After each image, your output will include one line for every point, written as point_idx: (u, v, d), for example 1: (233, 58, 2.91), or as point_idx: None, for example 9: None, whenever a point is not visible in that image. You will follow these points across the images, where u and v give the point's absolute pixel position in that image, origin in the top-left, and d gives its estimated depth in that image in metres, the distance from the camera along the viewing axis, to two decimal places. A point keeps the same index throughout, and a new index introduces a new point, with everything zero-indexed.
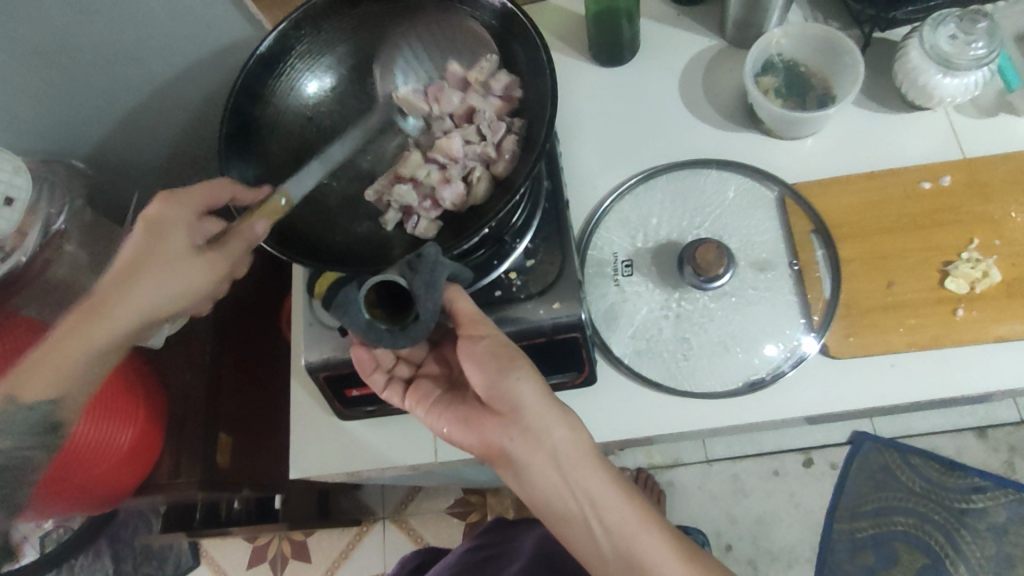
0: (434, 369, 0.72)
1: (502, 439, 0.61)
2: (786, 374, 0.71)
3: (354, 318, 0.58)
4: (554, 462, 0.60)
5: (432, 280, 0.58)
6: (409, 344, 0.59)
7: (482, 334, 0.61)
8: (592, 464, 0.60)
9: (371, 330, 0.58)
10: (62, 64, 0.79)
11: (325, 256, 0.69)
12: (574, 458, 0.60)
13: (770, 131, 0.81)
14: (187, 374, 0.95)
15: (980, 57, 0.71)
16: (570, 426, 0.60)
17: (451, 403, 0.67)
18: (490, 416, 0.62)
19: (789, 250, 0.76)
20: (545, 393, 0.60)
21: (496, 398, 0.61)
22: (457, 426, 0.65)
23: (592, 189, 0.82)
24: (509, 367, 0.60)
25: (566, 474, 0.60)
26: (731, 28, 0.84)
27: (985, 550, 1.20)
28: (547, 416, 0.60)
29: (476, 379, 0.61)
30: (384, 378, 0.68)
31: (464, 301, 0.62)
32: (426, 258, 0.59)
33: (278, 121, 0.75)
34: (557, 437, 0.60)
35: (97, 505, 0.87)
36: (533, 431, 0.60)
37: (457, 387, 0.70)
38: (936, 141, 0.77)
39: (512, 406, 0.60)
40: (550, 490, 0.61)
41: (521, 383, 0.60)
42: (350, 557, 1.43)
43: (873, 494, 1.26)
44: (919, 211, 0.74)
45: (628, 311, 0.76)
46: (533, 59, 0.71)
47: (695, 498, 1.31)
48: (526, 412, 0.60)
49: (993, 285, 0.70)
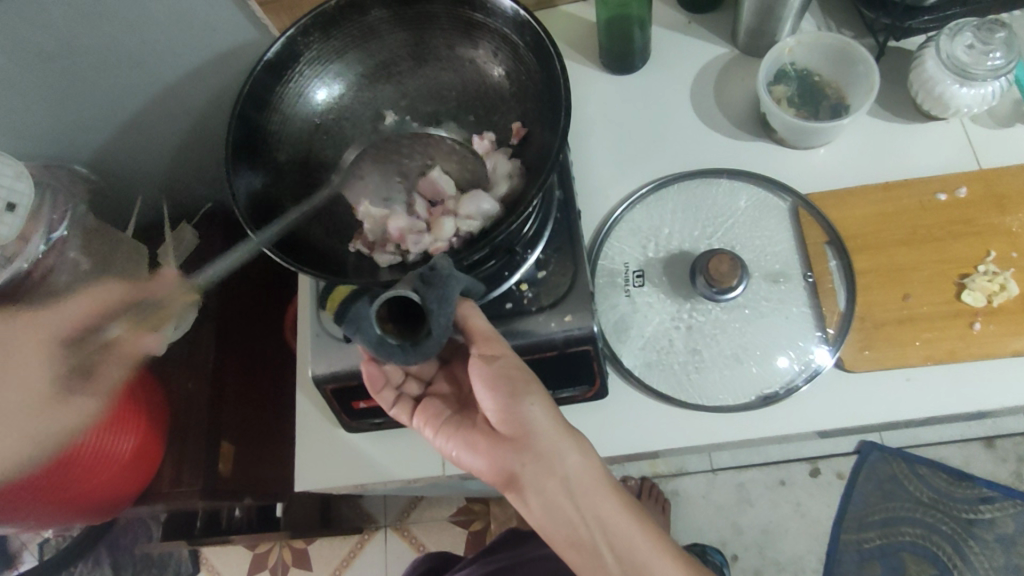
0: (444, 388, 0.71)
1: (513, 465, 0.60)
2: (800, 389, 0.70)
3: (367, 332, 0.58)
4: (566, 488, 0.59)
5: (445, 294, 0.57)
6: (420, 359, 0.58)
7: (496, 353, 0.60)
8: (604, 491, 0.60)
9: (383, 346, 0.57)
10: (66, 67, 0.77)
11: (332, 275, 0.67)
12: (587, 485, 0.59)
13: (782, 141, 0.80)
14: (188, 382, 0.93)
15: (997, 68, 0.71)
16: (582, 451, 0.60)
17: (460, 425, 0.66)
18: (501, 442, 0.61)
19: (803, 262, 0.75)
20: (557, 417, 0.60)
21: (506, 423, 0.60)
22: (467, 450, 0.63)
23: (602, 198, 0.81)
24: (522, 392, 0.59)
25: (578, 501, 0.59)
26: (743, 36, 0.83)
27: (993, 562, 1.19)
28: (559, 441, 0.59)
29: (488, 403, 0.61)
30: (393, 395, 0.67)
31: (479, 318, 0.61)
32: (439, 271, 0.58)
33: (284, 130, 0.74)
34: (569, 463, 0.59)
35: (96, 513, 0.84)
36: (545, 456, 0.59)
37: (466, 407, 0.69)
38: (951, 151, 0.76)
39: (524, 432, 0.60)
40: (561, 518, 0.60)
41: (534, 408, 0.59)
42: (352, 566, 1.42)
43: (880, 504, 1.25)
44: (935, 222, 0.73)
45: (639, 322, 0.75)
46: (546, 66, 0.69)
47: (700, 507, 1.29)
48: (539, 438, 0.59)
49: (1011, 298, 0.69)
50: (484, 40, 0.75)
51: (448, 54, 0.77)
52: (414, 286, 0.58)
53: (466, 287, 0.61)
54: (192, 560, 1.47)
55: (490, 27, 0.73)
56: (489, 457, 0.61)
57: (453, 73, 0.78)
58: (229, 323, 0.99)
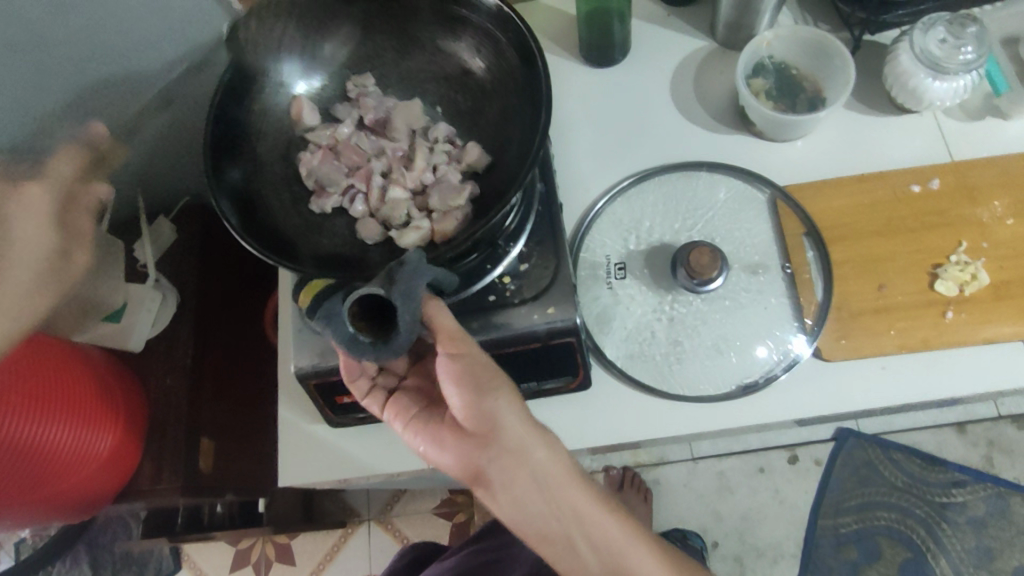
0: (419, 382, 0.69)
1: (481, 460, 0.58)
2: (779, 378, 0.71)
3: (338, 329, 0.57)
4: (536, 483, 0.58)
5: (411, 289, 0.57)
6: (392, 357, 0.57)
7: (462, 351, 0.60)
8: (575, 483, 0.59)
9: (354, 343, 0.57)
10: (35, 58, 0.75)
11: (311, 264, 0.66)
12: (557, 477, 0.58)
13: (761, 133, 0.81)
14: (168, 379, 0.92)
15: (969, 62, 0.72)
16: (550, 444, 0.59)
17: (430, 422, 0.65)
18: (469, 439, 0.60)
19: (782, 253, 0.76)
20: (525, 413, 0.59)
21: (472, 421, 0.59)
22: (436, 448, 0.62)
23: (584, 191, 0.81)
24: (488, 388, 0.59)
25: (549, 494, 0.58)
26: (722, 29, 0.84)
27: (964, 543, 1.23)
28: (526, 436, 0.58)
29: (455, 400, 0.59)
30: (367, 385, 0.67)
31: (444, 318, 0.60)
32: (407, 265, 0.58)
33: (262, 121, 0.73)
34: (538, 457, 0.58)
35: (77, 510, 0.85)
36: (514, 452, 0.58)
37: (437, 401, 0.67)
38: (924, 143, 0.78)
39: (491, 427, 0.58)
40: (533, 515, 0.58)
41: (500, 404, 0.58)
42: (336, 559, 1.41)
43: (857, 489, 1.28)
44: (908, 214, 0.74)
45: (622, 314, 0.75)
46: (531, 75, 0.69)
47: (681, 495, 1.31)
48: (506, 434, 0.58)
49: (982, 288, 0.70)
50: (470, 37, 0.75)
51: (436, 45, 0.76)
52: (382, 284, 0.57)
53: (440, 280, 0.62)
54: (174, 556, 1.45)
55: (474, 25, 0.73)
56: (458, 456, 0.60)
57: (438, 67, 0.77)
58: (208, 321, 0.97)
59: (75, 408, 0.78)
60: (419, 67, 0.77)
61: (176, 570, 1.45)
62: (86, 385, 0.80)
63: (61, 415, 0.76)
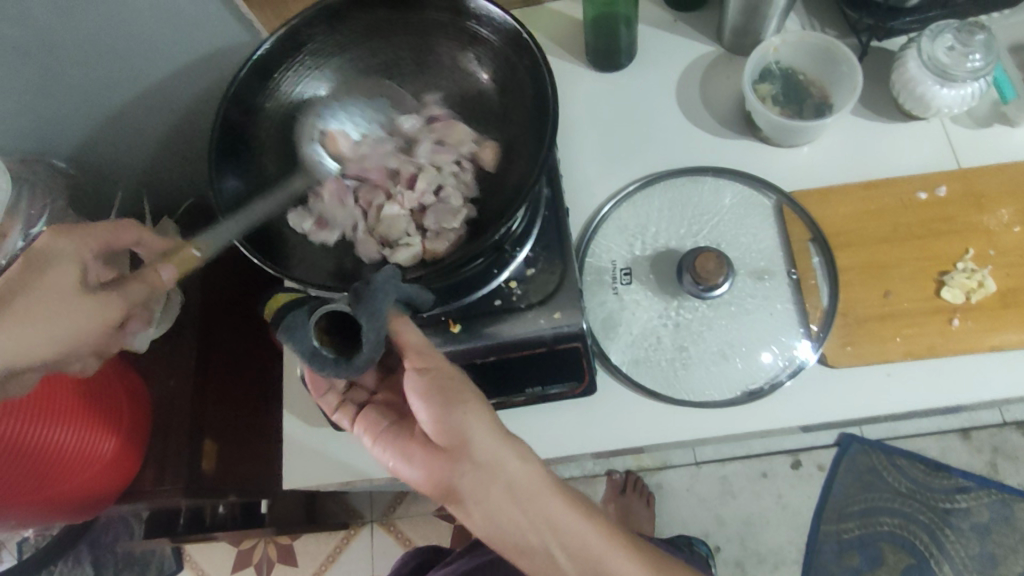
0: (389, 397, 0.69)
1: (448, 475, 0.55)
2: (784, 384, 0.71)
3: (301, 342, 0.57)
4: (509, 496, 0.54)
5: (376, 308, 0.55)
6: (351, 374, 0.57)
7: (428, 364, 0.59)
8: (551, 493, 0.55)
9: (316, 357, 0.57)
10: (44, 60, 0.76)
11: (303, 275, 0.67)
12: (532, 489, 0.55)
13: (767, 139, 0.81)
14: (170, 381, 0.93)
15: (977, 70, 0.71)
16: (523, 456, 0.55)
17: (398, 439, 0.61)
18: (437, 455, 0.57)
19: (788, 260, 0.76)
20: (493, 423, 0.56)
21: (439, 435, 0.56)
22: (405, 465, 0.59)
23: (589, 195, 0.82)
24: (455, 401, 0.56)
25: (525, 507, 0.54)
26: (729, 35, 0.84)
27: (968, 549, 1.23)
28: (496, 448, 0.55)
29: (421, 414, 0.57)
30: (336, 400, 0.70)
31: (410, 334, 0.60)
32: (373, 285, 0.57)
33: (268, 130, 0.74)
34: (509, 468, 0.55)
35: (84, 511, 0.87)
36: (482, 465, 0.55)
37: (406, 415, 0.65)
38: (931, 150, 0.78)
39: (457, 441, 0.56)
40: (508, 529, 0.54)
41: (468, 416, 0.56)
42: (338, 560, 1.42)
43: (860, 494, 1.27)
44: (915, 221, 0.74)
45: (627, 319, 0.75)
46: (540, 91, 0.69)
47: (683, 499, 1.31)
48: (474, 446, 0.55)
49: (989, 295, 0.70)
50: (483, 51, 0.75)
51: (450, 59, 0.77)
52: (347, 302, 0.57)
53: (411, 297, 0.61)
54: (176, 557, 1.46)
55: (486, 39, 0.73)
56: (425, 472, 0.57)
57: (449, 80, 0.77)
58: (212, 324, 0.98)
59: (77, 410, 0.79)
60: (431, 90, 0.78)
61: (178, 571, 1.45)
62: (88, 387, 0.81)
63: (62, 416, 0.78)
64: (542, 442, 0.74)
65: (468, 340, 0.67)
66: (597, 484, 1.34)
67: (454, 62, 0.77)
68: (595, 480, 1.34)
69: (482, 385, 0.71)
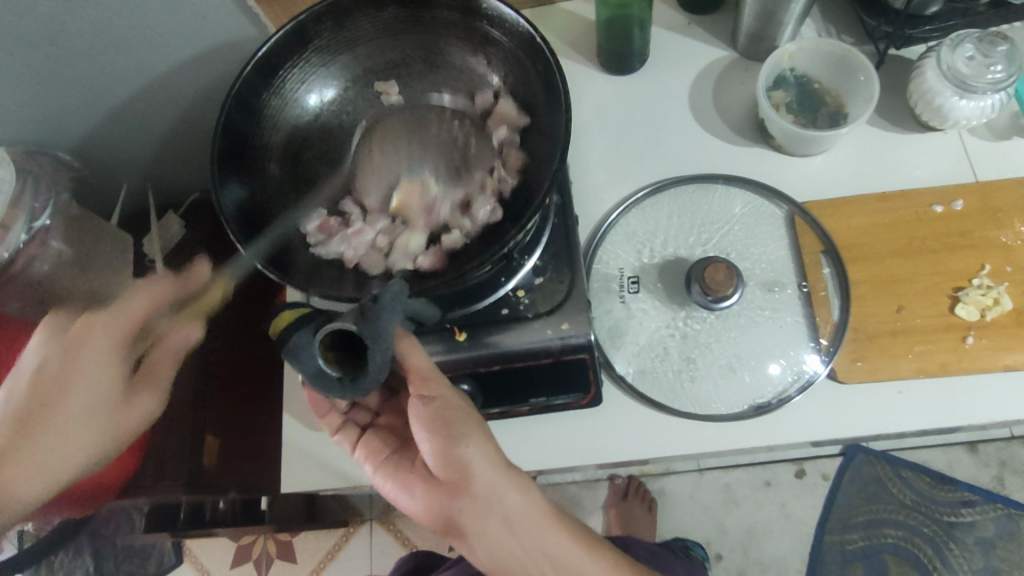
0: (392, 420, 0.69)
1: (448, 509, 0.56)
2: (792, 400, 0.70)
3: (306, 364, 0.56)
4: (509, 529, 0.56)
5: (378, 331, 0.54)
6: (357, 396, 0.56)
7: (435, 394, 0.58)
8: (549, 524, 0.57)
9: (320, 380, 0.56)
10: (50, 52, 0.75)
11: (304, 279, 0.65)
12: (529, 522, 0.56)
13: (780, 147, 0.79)
14: (175, 376, 0.91)
15: (997, 81, 0.70)
16: (522, 488, 0.57)
17: (397, 466, 0.63)
18: (438, 486, 0.58)
19: (799, 271, 0.74)
20: (495, 457, 0.57)
21: (439, 467, 0.57)
22: (406, 492, 0.61)
23: (598, 201, 0.80)
24: (457, 434, 0.57)
25: (523, 539, 0.56)
26: (743, 40, 0.82)
27: (973, 564, 1.21)
28: (496, 482, 0.56)
29: (424, 447, 0.58)
30: (339, 420, 0.69)
31: (418, 356, 0.59)
32: (380, 304, 0.55)
33: (272, 129, 0.73)
34: (509, 501, 0.56)
35: (86, 498, 0.87)
36: (482, 500, 0.56)
37: (408, 442, 0.66)
38: (948, 163, 0.76)
39: (457, 475, 0.56)
40: (507, 561, 0.56)
41: (470, 451, 0.56)
42: (337, 557, 1.41)
43: (864, 506, 1.26)
44: (930, 235, 0.73)
45: (634, 328, 0.74)
46: (554, 102, 0.68)
47: (685, 505, 1.30)
48: (474, 482, 0.56)
49: (1005, 313, 0.69)
50: (495, 54, 0.73)
51: (460, 61, 0.75)
52: (353, 319, 0.55)
53: (417, 313, 0.60)
54: (176, 550, 1.46)
55: (497, 40, 0.72)
56: (426, 502, 0.58)
57: (461, 81, 0.76)
58: (212, 324, 0.96)
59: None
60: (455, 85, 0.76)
61: (178, 564, 1.45)
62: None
63: None
64: (544, 451, 0.73)
65: (472, 348, 0.66)
66: (597, 489, 1.33)
67: (464, 64, 0.75)
68: (596, 484, 1.33)
69: (486, 394, 0.70)
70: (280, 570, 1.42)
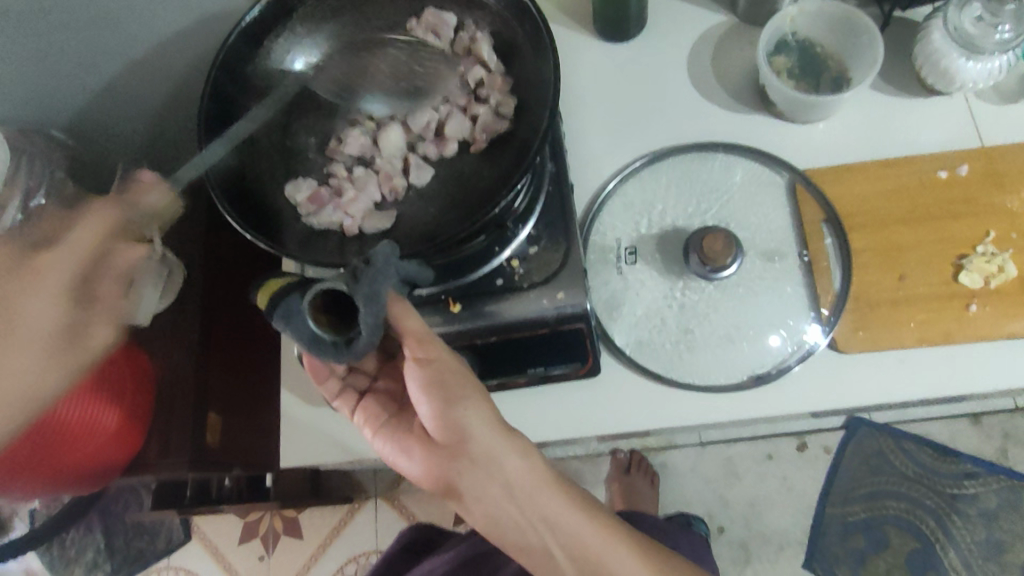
0: (390, 385, 0.68)
1: (449, 473, 0.57)
2: (792, 369, 0.69)
3: (300, 328, 0.55)
4: (508, 493, 0.56)
5: (374, 293, 0.54)
6: (354, 359, 0.56)
7: (433, 356, 0.58)
8: (550, 490, 0.56)
9: (315, 345, 0.55)
10: (36, 28, 0.73)
11: (295, 249, 0.65)
12: (530, 488, 0.56)
13: (781, 114, 0.77)
14: (175, 354, 0.92)
15: (1004, 43, 0.67)
16: (522, 453, 0.56)
17: (398, 430, 0.63)
18: (437, 449, 0.58)
19: (799, 239, 0.73)
20: (495, 420, 0.57)
21: (440, 430, 0.57)
22: (406, 456, 0.61)
23: (595, 171, 0.79)
24: (457, 397, 0.57)
25: (523, 505, 0.56)
26: (743, 3, 0.80)
27: (975, 535, 1.21)
28: (497, 447, 0.56)
29: (423, 409, 0.58)
30: (338, 386, 0.68)
31: (413, 320, 0.58)
32: (374, 265, 0.55)
33: (258, 99, 0.72)
34: (510, 465, 0.56)
35: (87, 482, 0.86)
36: (482, 463, 0.56)
37: (406, 408, 0.66)
38: (953, 127, 0.74)
39: (457, 438, 0.56)
40: (508, 524, 0.56)
41: (469, 413, 0.56)
42: (343, 533, 1.42)
43: (867, 478, 1.26)
44: (934, 201, 0.71)
45: (631, 299, 0.73)
46: (539, 57, 0.67)
47: (688, 479, 1.30)
48: (475, 444, 0.56)
49: (1009, 280, 0.68)
50: (487, 13, 0.72)
51: (435, 17, 0.73)
52: (345, 281, 0.56)
53: (414, 276, 0.59)
54: (184, 527, 1.47)
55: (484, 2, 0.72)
56: (426, 466, 0.58)
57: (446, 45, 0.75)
58: (214, 296, 0.96)
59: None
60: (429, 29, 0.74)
61: (187, 541, 1.46)
62: None
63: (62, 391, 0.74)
64: (541, 423, 0.73)
65: (470, 319, 0.66)
66: (600, 463, 1.33)
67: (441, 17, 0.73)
68: (599, 458, 1.33)
69: (483, 367, 0.69)
70: (286, 546, 1.43)
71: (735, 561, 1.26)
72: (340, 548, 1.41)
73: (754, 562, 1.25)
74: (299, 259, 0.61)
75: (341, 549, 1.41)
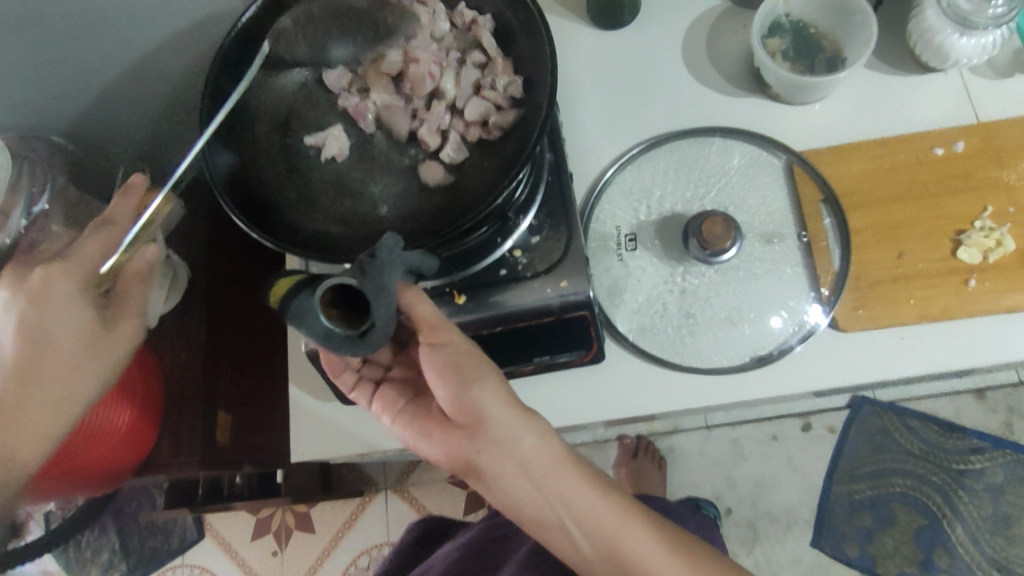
0: (405, 373, 0.70)
1: (469, 452, 0.58)
2: (794, 349, 0.70)
3: (312, 326, 0.56)
4: (524, 471, 0.57)
5: (382, 285, 0.55)
6: (368, 351, 0.57)
7: (443, 340, 0.59)
8: (565, 467, 0.57)
9: (329, 339, 0.56)
10: (34, 33, 0.74)
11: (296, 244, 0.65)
12: (544, 466, 0.57)
13: (776, 96, 0.78)
14: (183, 353, 0.92)
15: (999, 16, 0.68)
16: (537, 430, 0.57)
17: (416, 413, 0.64)
18: (454, 430, 0.59)
19: (798, 222, 0.74)
20: (510, 399, 0.58)
21: (455, 410, 0.58)
22: (424, 438, 0.62)
23: (594, 158, 0.79)
24: (470, 378, 0.58)
25: (539, 483, 0.57)
26: None
27: (982, 510, 1.22)
28: (513, 425, 0.57)
29: (438, 391, 0.59)
30: (353, 378, 0.69)
31: (424, 307, 0.59)
32: (378, 258, 0.55)
33: (256, 98, 0.73)
34: (525, 444, 0.57)
35: (101, 485, 0.85)
36: (500, 441, 0.56)
37: (423, 392, 0.67)
38: (949, 104, 0.75)
39: (475, 418, 0.57)
40: (524, 504, 0.57)
41: (483, 394, 0.57)
42: (354, 526, 1.44)
43: (872, 456, 1.27)
44: (931, 177, 0.72)
45: (632, 285, 0.74)
46: (536, 48, 0.68)
47: (695, 463, 1.31)
48: (491, 423, 0.57)
49: (1007, 254, 0.68)
50: (489, 5, 0.74)
51: None
52: (353, 276, 0.55)
53: (418, 266, 0.58)
54: (197, 526, 1.49)
55: None
56: (443, 446, 0.59)
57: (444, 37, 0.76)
58: (220, 294, 0.97)
59: None
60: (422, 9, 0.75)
61: (200, 539, 1.48)
62: None
63: None
64: (547, 411, 0.74)
65: (474, 310, 0.66)
66: (608, 449, 1.34)
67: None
68: (607, 444, 1.35)
69: (489, 355, 0.70)
70: (298, 541, 1.45)
71: (743, 542, 1.27)
72: (351, 541, 1.43)
73: (762, 541, 1.26)
74: (305, 256, 0.61)
75: (352, 543, 1.42)
